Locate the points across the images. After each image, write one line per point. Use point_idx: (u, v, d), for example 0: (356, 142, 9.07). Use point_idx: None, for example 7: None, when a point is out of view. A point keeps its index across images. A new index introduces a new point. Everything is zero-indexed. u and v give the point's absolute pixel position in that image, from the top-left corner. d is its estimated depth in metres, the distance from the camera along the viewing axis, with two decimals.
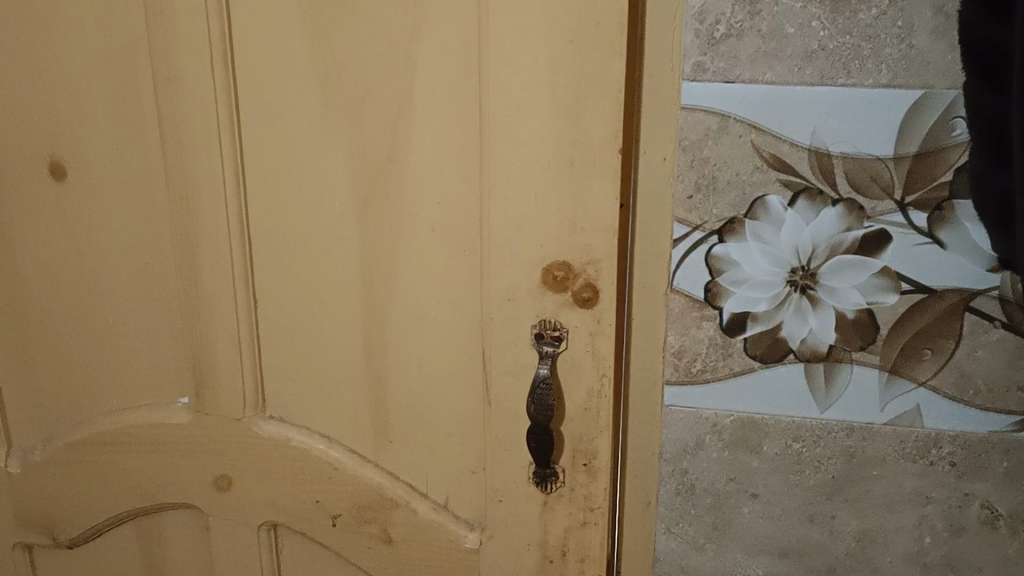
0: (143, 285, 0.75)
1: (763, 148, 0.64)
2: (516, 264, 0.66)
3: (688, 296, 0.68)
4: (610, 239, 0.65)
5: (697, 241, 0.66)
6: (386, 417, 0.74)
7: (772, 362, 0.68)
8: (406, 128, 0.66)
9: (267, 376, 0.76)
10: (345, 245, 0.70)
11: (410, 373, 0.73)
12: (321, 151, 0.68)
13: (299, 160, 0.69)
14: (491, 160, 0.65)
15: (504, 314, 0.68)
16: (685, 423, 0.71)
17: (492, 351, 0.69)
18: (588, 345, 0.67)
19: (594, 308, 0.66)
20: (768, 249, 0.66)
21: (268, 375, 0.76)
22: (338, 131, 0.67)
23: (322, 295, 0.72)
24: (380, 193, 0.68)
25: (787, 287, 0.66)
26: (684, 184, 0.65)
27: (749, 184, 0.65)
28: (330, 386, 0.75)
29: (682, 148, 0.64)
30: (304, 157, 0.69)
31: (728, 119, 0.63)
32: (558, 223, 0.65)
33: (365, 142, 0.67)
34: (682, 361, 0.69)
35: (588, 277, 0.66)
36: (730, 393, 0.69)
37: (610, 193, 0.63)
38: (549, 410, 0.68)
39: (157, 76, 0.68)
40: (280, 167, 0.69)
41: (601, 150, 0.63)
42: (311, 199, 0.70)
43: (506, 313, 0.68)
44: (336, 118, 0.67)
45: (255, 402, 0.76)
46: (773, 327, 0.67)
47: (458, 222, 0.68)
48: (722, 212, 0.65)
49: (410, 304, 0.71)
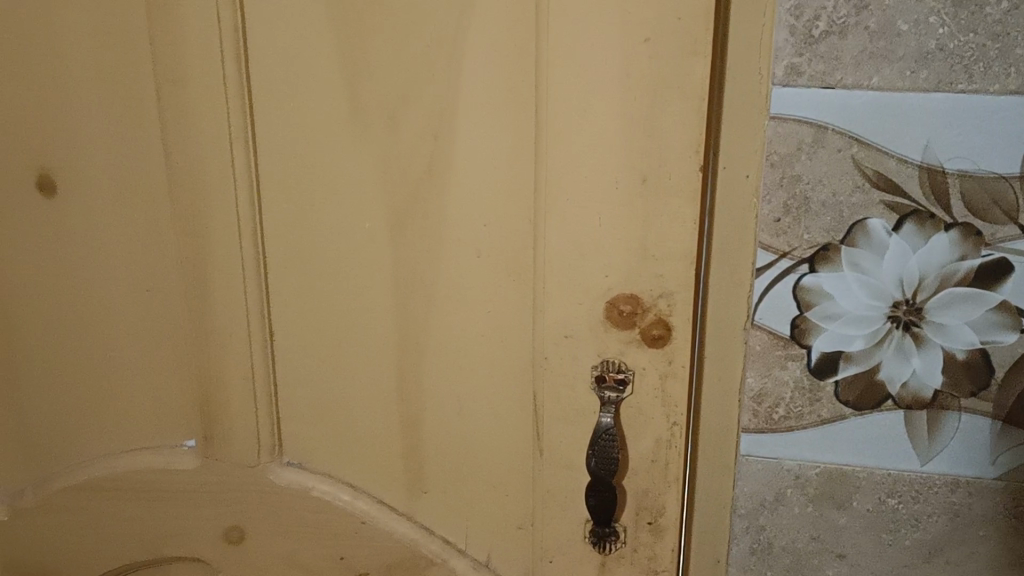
0: (144, 314, 0.66)
1: (866, 165, 0.55)
2: (575, 297, 0.58)
3: (771, 333, 0.59)
4: (686, 270, 0.56)
5: (785, 271, 0.58)
6: (421, 465, 0.66)
7: (867, 408, 0.59)
8: (448, 139, 0.57)
9: (285, 418, 0.67)
10: (377, 272, 0.62)
11: (448, 417, 0.64)
12: (350, 165, 0.59)
13: (325, 175, 0.60)
14: (549, 177, 0.56)
15: (561, 353, 0.59)
16: (763, 474, 0.62)
17: (545, 396, 0.61)
18: (658, 389, 0.59)
19: (666, 348, 0.57)
20: (867, 280, 0.57)
21: (285, 417, 0.67)
22: (370, 142, 0.59)
23: (349, 328, 0.64)
24: (417, 214, 0.60)
25: (888, 324, 0.57)
26: (770, 205, 0.56)
27: (847, 205, 0.56)
28: (357, 430, 0.66)
29: (770, 164, 0.56)
30: (330, 171, 0.60)
31: (826, 130, 0.54)
32: (626, 250, 0.56)
33: (400, 155, 0.58)
34: (762, 406, 0.61)
35: (659, 312, 0.57)
36: (817, 443, 0.61)
37: (688, 216, 0.55)
38: (612, 464, 0.59)
39: (160, 78, 0.60)
40: (302, 183, 0.61)
41: (679, 166, 0.54)
42: (338, 220, 0.61)
43: (561, 354, 0.59)
44: (368, 127, 0.58)
45: (272, 447, 0.67)
46: (870, 368, 0.58)
47: (507, 248, 0.59)
48: (815, 237, 0.57)
49: (451, 339, 0.62)
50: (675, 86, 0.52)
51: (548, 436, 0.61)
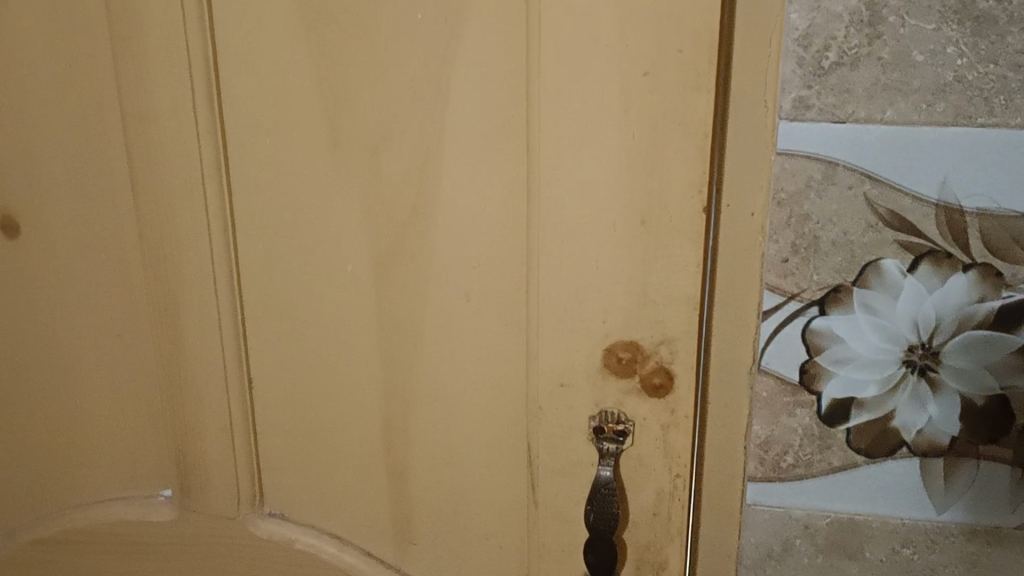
0: (114, 360, 0.63)
1: (879, 203, 0.51)
2: (571, 344, 0.54)
3: (779, 377, 0.56)
4: (689, 316, 0.52)
5: (793, 313, 0.54)
6: (410, 516, 0.62)
7: (880, 456, 0.56)
8: (434, 177, 0.54)
9: (266, 468, 0.63)
10: (361, 317, 0.58)
11: (438, 467, 0.60)
12: (331, 205, 0.56)
13: (304, 215, 0.56)
14: (541, 219, 0.52)
15: (556, 402, 0.56)
16: (771, 524, 0.59)
17: (540, 447, 0.57)
18: (659, 440, 0.55)
19: (668, 397, 0.54)
20: (880, 322, 0.54)
21: (266, 467, 0.63)
22: (351, 180, 0.55)
23: (331, 375, 0.60)
24: (403, 256, 0.56)
25: (902, 369, 0.54)
26: (777, 244, 0.53)
27: (859, 245, 0.52)
28: (342, 481, 0.62)
29: (777, 202, 0.52)
30: (310, 211, 0.56)
31: (836, 167, 0.51)
32: (625, 296, 0.53)
33: (384, 194, 0.55)
34: (770, 454, 0.57)
35: (660, 360, 0.54)
36: (828, 491, 0.58)
37: (691, 259, 0.51)
38: (612, 520, 0.56)
39: (128, 114, 0.56)
40: (280, 224, 0.57)
41: (681, 207, 0.50)
42: (318, 262, 0.57)
43: (556, 405, 0.56)
44: (348, 165, 0.55)
45: (252, 498, 0.64)
46: (883, 415, 0.55)
47: (499, 293, 0.55)
48: (825, 278, 0.53)
49: (439, 387, 0.59)
50: (676, 123, 0.49)
51: (543, 488, 0.58)
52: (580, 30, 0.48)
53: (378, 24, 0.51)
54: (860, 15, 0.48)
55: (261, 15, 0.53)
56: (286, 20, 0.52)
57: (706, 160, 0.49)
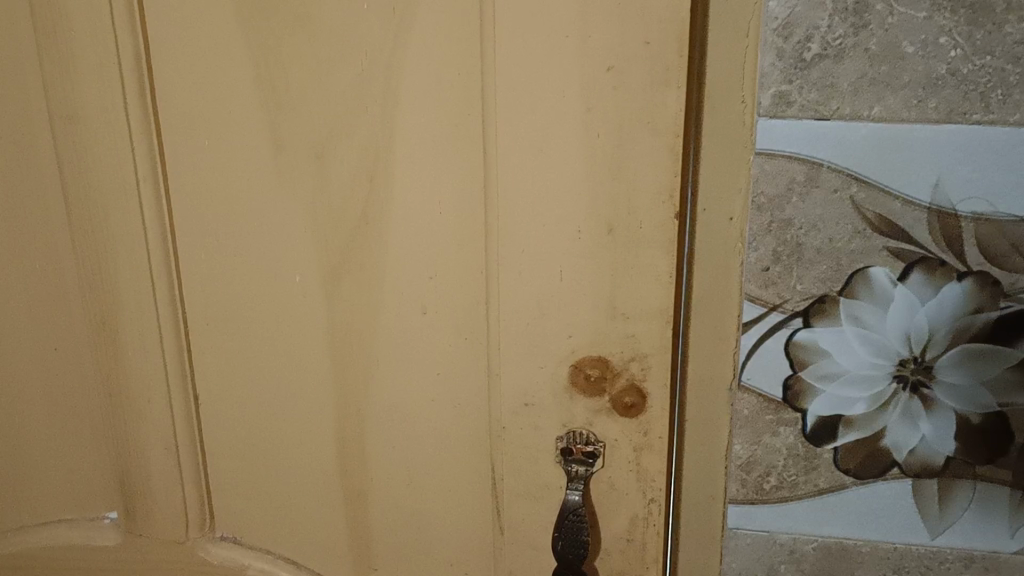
0: (52, 374, 0.59)
1: (867, 207, 0.47)
2: (535, 360, 0.50)
3: (761, 395, 0.52)
4: (662, 330, 0.48)
5: (775, 325, 0.50)
6: (369, 540, 0.58)
7: (869, 477, 0.52)
8: (385, 181, 0.50)
9: (215, 490, 0.60)
10: (312, 331, 0.54)
11: (397, 490, 0.57)
12: (277, 211, 0.52)
13: (249, 222, 0.52)
14: (501, 226, 0.48)
15: (521, 421, 0.52)
16: (754, 549, 0.55)
17: (504, 470, 0.53)
18: (632, 462, 0.51)
19: (640, 416, 0.50)
20: (869, 335, 0.50)
21: (216, 489, 0.60)
22: (297, 185, 0.51)
23: (282, 391, 0.56)
24: (354, 266, 0.52)
25: (892, 385, 0.50)
26: (757, 252, 0.49)
27: (846, 252, 0.48)
28: (295, 503, 0.59)
29: (757, 206, 0.48)
30: (254, 217, 0.52)
31: (820, 168, 0.47)
32: (592, 308, 0.49)
33: (332, 200, 0.51)
34: (751, 475, 0.53)
35: (632, 377, 0.50)
36: (814, 515, 0.54)
37: (663, 270, 0.47)
38: (582, 548, 0.52)
39: (55, 113, 0.52)
40: (223, 231, 0.53)
41: (650, 214, 0.46)
42: (264, 273, 0.53)
43: (520, 425, 0.52)
44: (294, 169, 0.51)
45: (201, 521, 0.60)
46: (873, 434, 0.51)
47: (458, 305, 0.52)
48: (809, 288, 0.49)
49: (396, 405, 0.55)
50: (645, 122, 0.45)
51: (508, 512, 0.54)
52: (538, 21, 0.44)
53: (320, 15, 0.47)
54: (845, 3, 0.44)
55: (194, 6, 0.48)
56: (221, 12, 0.48)
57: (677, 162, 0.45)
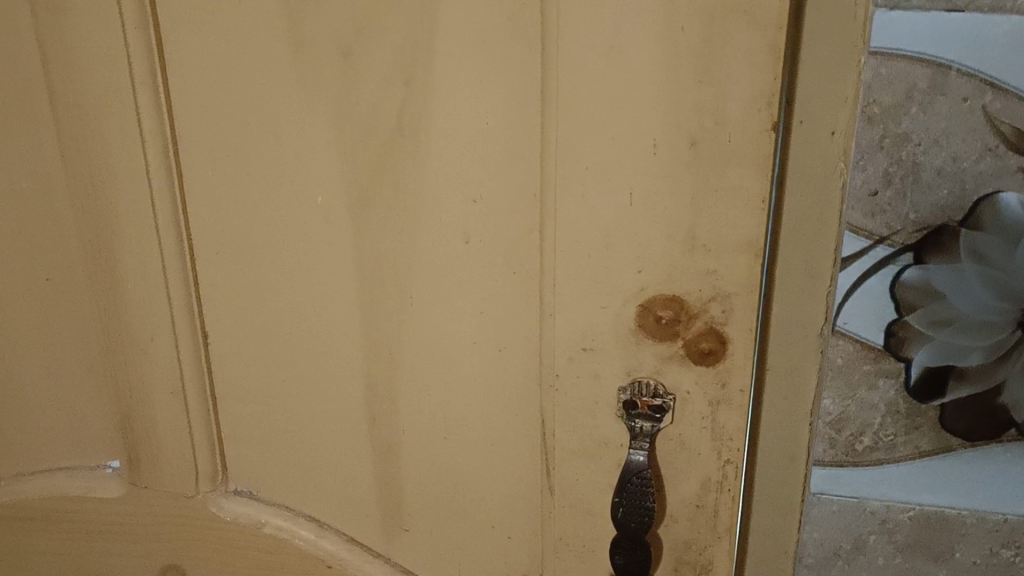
0: (46, 306, 0.53)
1: (1002, 119, 0.39)
2: (596, 300, 0.43)
3: (858, 342, 0.44)
4: (751, 266, 0.40)
5: (880, 261, 0.43)
6: (400, 498, 0.52)
7: (981, 440, 0.45)
8: (422, 86, 0.42)
9: (229, 438, 0.53)
10: (337, 262, 0.47)
11: (433, 443, 0.50)
12: (296, 121, 0.44)
13: (262, 134, 0.45)
14: (562, 139, 0.40)
15: (575, 369, 0.45)
16: (839, 518, 0.48)
17: (555, 423, 0.46)
18: (706, 418, 0.44)
19: (718, 366, 0.43)
20: (994, 275, 0.42)
21: (230, 436, 0.53)
22: (318, 90, 0.43)
23: (305, 329, 0.49)
24: (385, 187, 0.44)
25: (1017, 333, 0.43)
26: (864, 173, 0.41)
27: (972, 173, 0.40)
28: (318, 454, 0.52)
29: (867, 118, 0.40)
30: (269, 128, 0.45)
31: (949, 72, 0.39)
32: (668, 239, 0.41)
33: (360, 109, 0.43)
34: (842, 434, 0.46)
35: (710, 320, 0.42)
36: (913, 480, 0.47)
37: (755, 193, 0.39)
38: (646, 516, 0.45)
39: (40, 5, 0.45)
40: (234, 144, 0.46)
41: (744, 125, 0.38)
42: (281, 193, 0.46)
43: (577, 374, 0.45)
44: (315, 70, 0.43)
45: (213, 472, 0.54)
46: (990, 390, 0.44)
47: (505, 233, 0.44)
48: (924, 217, 0.42)
49: (433, 347, 0.47)
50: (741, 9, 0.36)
51: (559, 471, 0.47)
52: None
53: None
54: None
55: None
56: None
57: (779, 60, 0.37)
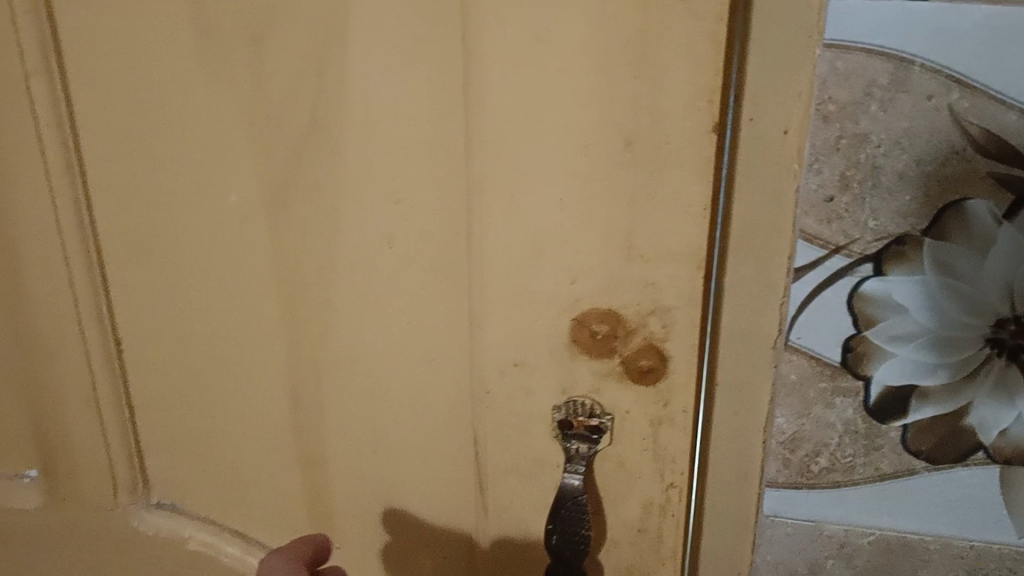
0: None
1: (969, 119, 0.36)
2: (529, 312, 0.40)
3: (813, 358, 0.41)
4: (692, 279, 0.38)
5: (837, 272, 0.39)
6: (330, 516, 0.48)
7: (946, 462, 0.42)
8: (337, 77, 0.37)
9: (150, 449, 0.49)
10: (254, 267, 0.43)
11: (362, 460, 0.46)
12: (201, 113, 0.40)
13: (165, 127, 0.41)
14: (485, 138, 0.36)
15: (508, 386, 0.42)
16: (794, 542, 0.45)
17: (489, 440, 0.43)
18: (648, 437, 0.42)
19: (659, 384, 0.40)
20: (960, 287, 0.38)
21: (150, 448, 0.49)
22: (223, 80, 0.39)
23: (222, 337, 0.45)
24: (299, 186, 0.40)
25: (986, 350, 0.39)
26: (819, 177, 0.38)
27: (936, 178, 0.37)
28: (242, 467, 0.48)
29: (823, 116, 0.37)
30: (173, 120, 0.41)
31: (912, 67, 0.35)
32: (604, 248, 0.38)
33: (271, 101, 0.38)
34: (797, 455, 0.43)
35: (649, 337, 0.39)
36: (872, 504, 0.43)
37: (696, 200, 0.36)
38: (581, 544, 0.42)
39: None
40: (136, 138, 0.42)
41: (684, 127, 0.35)
42: (190, 191, 0.42)
43: (509, 389, 0.42)
44: (222, 58, 0.38)
45: (132, 486, 0.50)
46: (954, 410, 0.40)
47: (430, 238, 0.40)
48: (884, 225, 0.38)
49: (359, 359, 0.43)
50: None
51: (494, 492, 0.44)
52: None
53: None
54: None
55: None
56: None
57: (721, 56, 0.33)
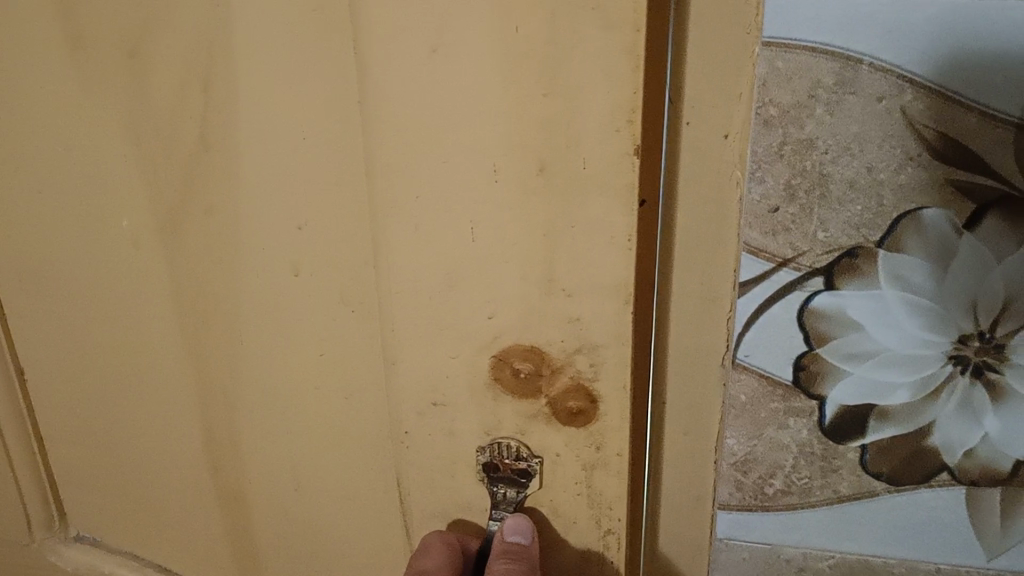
0: None
1: (925, 122, 0.32)
2: (444, 346, 0.32)
3: (764, 377, 0.38)
4: (619, 315, 0.30)
5: (785, 287, 0.36)
6: (254, 548, 0.44)
7: (908, 485, 0.39)
8: (219, 102, 0.32)
9: (59, 469, 0.48)
10: (154, 294, 0.39)
11: (281, 498, 0.41)
12: (78, 120, 0.36)
13: (44, 148, 0.37)
14: (383, 161, 0.29)
15: (422, 428, 0.35)
16: (751, 566, 0.43)
17: (410, 483, 0.37)
18: (582, 482, 0.34)
19: (591, 425, 0.32)
20: (921, 303, 0.35)
21: (59, 468, 0.48)
22: (93, 89, 0.34)
23: (126, 367, 0.42)
24: (191, 210, 0.35)
25: (948, 367, 0.36)
26: (762, 186, 0.34)
27: (891, 187, 0.33)
28: (166, 494, 0.45)
29: (764, 121, 0.33)
30: (51, 141, 0.37)
31: (858, 66, 0.32)
32: (520, 278, 0.30)
33: (153, 120, 0.34)
34: (750, 477, 0.40)
35: (577, 376, 0.31)
36: (831, 527, 0.41)
37: (619, 226, 0.28)
38: None
39: None
40: (16, 149, 0.38)
41: (597, 147, 0.27)
42: (81, 204, 0.38)
43: (429, 431, 0.35)
44: (90, 72, 0.34)
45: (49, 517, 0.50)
46: (916, 430, 0.37)
47: (339, 265, 0.33)
48: (835, 237, 0.35)
49: (269, 398, 0.39)
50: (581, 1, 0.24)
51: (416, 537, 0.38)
52: None
53: None
54: None
55: None
56: None
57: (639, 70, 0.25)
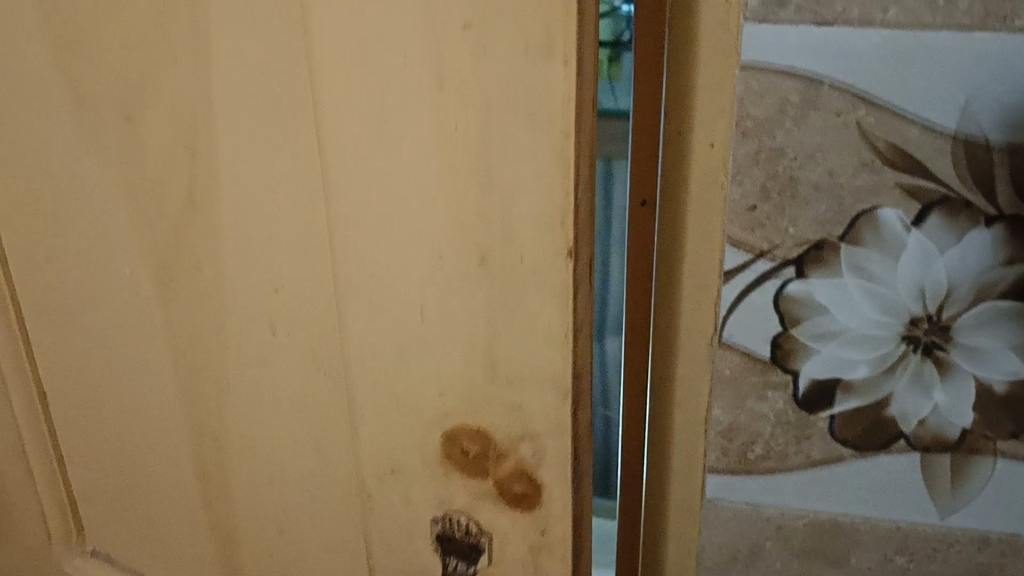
0: None
1: (877, 135, 0.38)
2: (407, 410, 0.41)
3: (746, 355, 0.44)
4: (558, 408, 0.38)
5: (762, 276, 0.42)
6: (235, 527, 0.52)
7: (870, 450, 0.44)
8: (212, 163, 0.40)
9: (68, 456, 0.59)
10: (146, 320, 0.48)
11: (261, 495, 0.50)
12: (123, 138, 0.42)
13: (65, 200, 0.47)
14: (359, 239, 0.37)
15: (388, 486, 0.44)
16: (735, 523, 0.49)
17: (376, 484, 0.44)
18: (526, 560, 0.43)
19: (536, 507, 0.41)
20: (877, 290, 0.41)
21: (67, 454, 0.59)
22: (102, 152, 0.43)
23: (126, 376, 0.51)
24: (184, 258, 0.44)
25: (902, 346, 0.42)
26: (741, 188, 0.41)
27: (851, 190, 0.39)
28: (163, 479, 0.54)
29: (742, 132, 0.39)
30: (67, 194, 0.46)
31: (820, 86, 0.38)
32: (466, 359, 0.38)
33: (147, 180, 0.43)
34: (734, 443, 0.46)
35: (520, 462, 0.40)
36: (806, 489, 0.46)
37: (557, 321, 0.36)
38: None
39: None
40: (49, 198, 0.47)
41: (537, 241, 0.34)
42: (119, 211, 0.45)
43: (391, 505, 0.44)
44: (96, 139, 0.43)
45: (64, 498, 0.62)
46: (876, 402, 0.43)
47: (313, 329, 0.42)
48: (804, 232, 0.41)
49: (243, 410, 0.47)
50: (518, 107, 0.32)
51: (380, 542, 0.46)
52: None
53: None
54: None
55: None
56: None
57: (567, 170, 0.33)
